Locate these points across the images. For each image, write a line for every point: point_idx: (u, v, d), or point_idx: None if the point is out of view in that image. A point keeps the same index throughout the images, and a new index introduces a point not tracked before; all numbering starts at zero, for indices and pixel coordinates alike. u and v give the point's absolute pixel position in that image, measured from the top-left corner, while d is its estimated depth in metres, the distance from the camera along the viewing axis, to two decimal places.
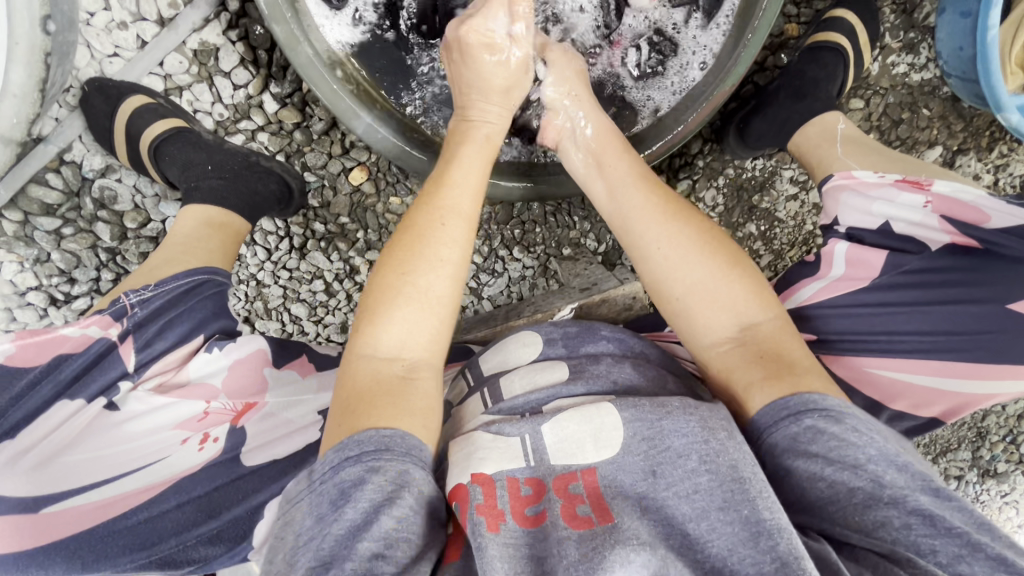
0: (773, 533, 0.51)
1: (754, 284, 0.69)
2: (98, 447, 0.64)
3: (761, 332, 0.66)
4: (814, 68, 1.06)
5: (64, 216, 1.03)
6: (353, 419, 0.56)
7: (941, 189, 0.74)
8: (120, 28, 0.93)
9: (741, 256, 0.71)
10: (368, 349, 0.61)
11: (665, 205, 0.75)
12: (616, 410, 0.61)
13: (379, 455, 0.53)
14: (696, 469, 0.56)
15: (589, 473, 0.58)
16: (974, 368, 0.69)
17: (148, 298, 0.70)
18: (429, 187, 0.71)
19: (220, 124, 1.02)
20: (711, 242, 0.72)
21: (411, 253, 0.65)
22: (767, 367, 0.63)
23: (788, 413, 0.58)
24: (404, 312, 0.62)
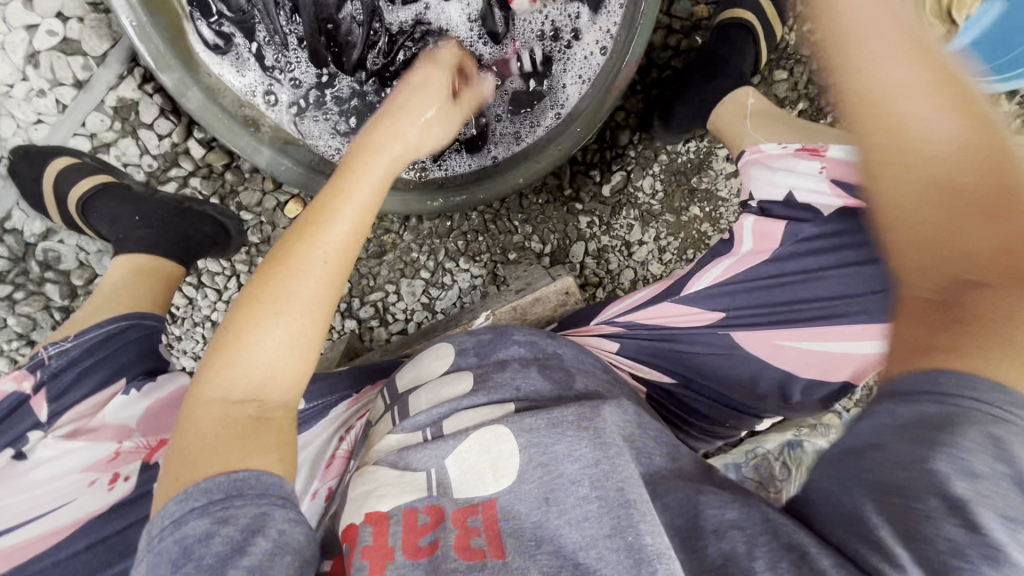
0: (654, 560, 0.47)
1: (940, 189, 0.48)
2: (2, 497, 0.64)
3: (999, 293, 0.45)
4: (724, 47, 1.06)
5: (14, 282, 1.07)
6: (198, 470, 0.48)
7: (838, 153, 0.71)
8: (39, 96, 0.97)
9: (1006, 162, 0.48)
10: (224, 387, 0.52)
11: (940, 84, 0.49)
12: (514, 435, 0.57)
13: (260, 495, 0.47)
14: (587, 496, 0.52)
15: (488, 505, 0.54)
16: (885, 329, 0.68)
17: (66, 349, 0.72)
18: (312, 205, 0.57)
19: (151, 175, 1.05)
20: (970, 137, 0.48)
21: (251, 323, 0.52)
22: (954, 332, 0.44)
23: (934, 390, 0.42)
24: (268, 340, 0.53)
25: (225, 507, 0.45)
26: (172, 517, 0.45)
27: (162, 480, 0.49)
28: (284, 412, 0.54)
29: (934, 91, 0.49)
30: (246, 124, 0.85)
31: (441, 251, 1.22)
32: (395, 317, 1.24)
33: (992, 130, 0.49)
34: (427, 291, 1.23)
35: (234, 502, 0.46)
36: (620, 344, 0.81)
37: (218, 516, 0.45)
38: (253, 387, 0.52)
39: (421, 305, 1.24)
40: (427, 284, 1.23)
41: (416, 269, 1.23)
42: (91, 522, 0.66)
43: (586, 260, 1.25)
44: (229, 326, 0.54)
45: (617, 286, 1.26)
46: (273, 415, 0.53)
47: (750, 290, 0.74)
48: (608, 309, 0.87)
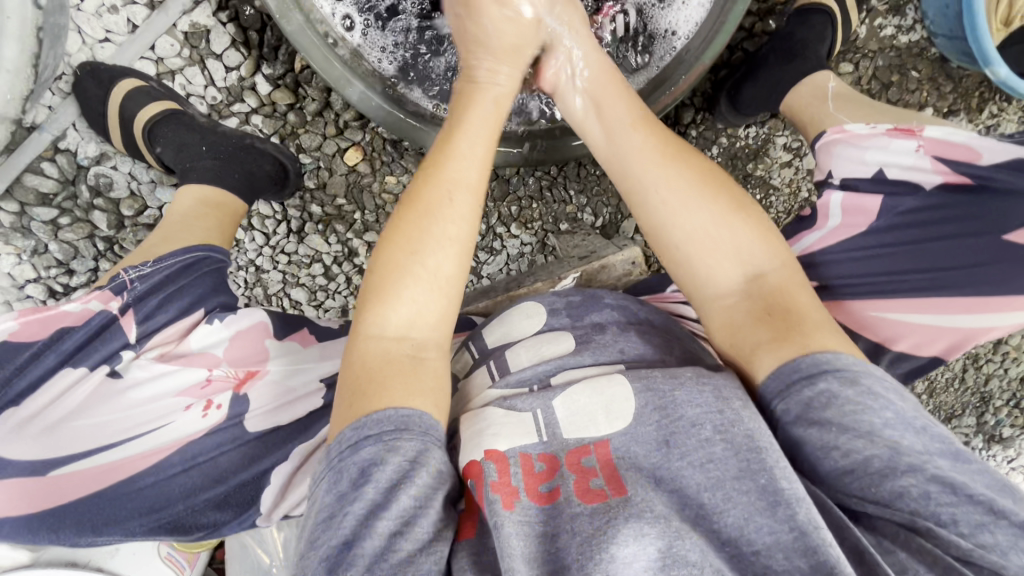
0: (791, 503, 0.50)
1: (693, 244, 0.66)
2: (101, 414, 0.63)
3: (779, 296, 0.63)
4: (803, 30, 1.07)
5: (61, 206, 1.03)
6: (370, 400, 0.55)
7: (933, 134, 0.73)
8: (110, 12, 0.94)
9: (755, 211, 0.68)
10: (376, 329, 0.59)
11: (655, 145, 0.71)
12: (628, 381, 0.59)
13: (423, 432, 0.54)
14: (711, 438, 0.54)
15: (601, 445, 0.56)
16: (983, 302, 0.69)
17: (146, 273, 0.70)
18: (432, 157, 0.66)
19: (213, 107, 1.02)
20: (725, 191, 0.67)
21: (379, 299, 0.60)
22: (776, 329, 0.61)
23: (801, 375, 0.56)
24: (413, 289, 0.60)
25: (394, 439, 0.53)
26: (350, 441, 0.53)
27: (335, 411, 0.57)
28: (434, 348, 0.60)
29: (671, 158, 0.69)
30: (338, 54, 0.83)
31: (494, 215, 1.21)
32: None
33: (737, 191, 0.69)
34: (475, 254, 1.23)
35: (401, 436, 0.53)
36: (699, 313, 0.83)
37: (385, 446, 0.52)
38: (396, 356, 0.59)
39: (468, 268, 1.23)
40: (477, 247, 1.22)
41: None
42: (188, 446, 0.65)
43: (636, 237, 1.25)
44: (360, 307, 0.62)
45: None
46: (423, 353, 0.60)
47: (847, 260, 0.73)
48: None
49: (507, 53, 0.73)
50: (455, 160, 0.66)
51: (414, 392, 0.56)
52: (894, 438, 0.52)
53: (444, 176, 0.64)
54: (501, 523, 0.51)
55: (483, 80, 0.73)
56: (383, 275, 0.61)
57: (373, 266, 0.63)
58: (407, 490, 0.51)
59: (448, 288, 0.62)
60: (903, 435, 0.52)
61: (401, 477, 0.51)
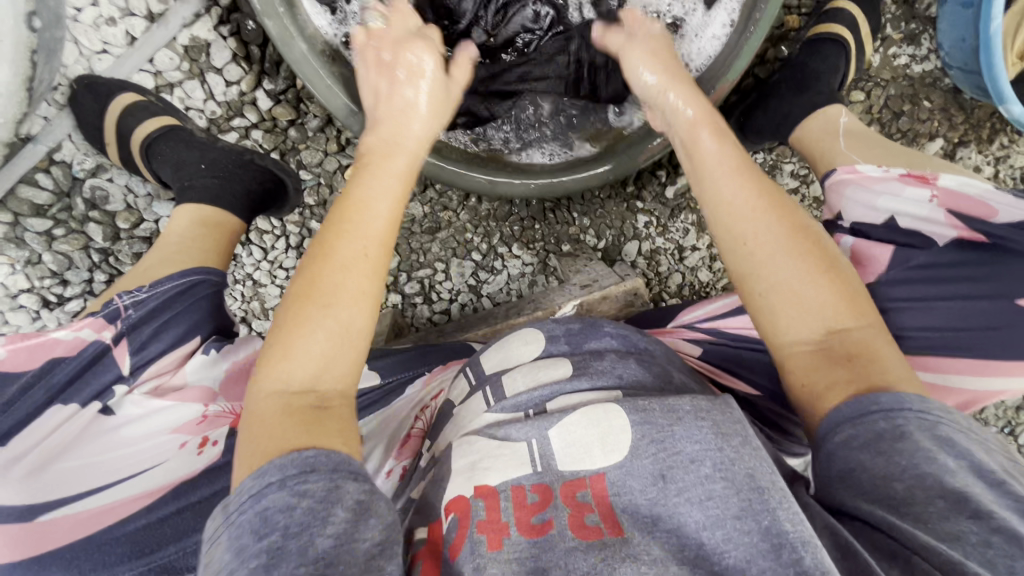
0: (797, 546, 0.46)
1: (778, 288, 0.60)
2: (91, 454, 0.62)
3: (862, 359, 0.56)
4: (815, 60, 1.05)
5: (55, 217, 1.01)
6: (282, 448, 0.51)
7: (947, 183, 0.73)
8: (109, 24, 0.92)
9: (829, 251, 0.62)
10: (280, 384, 0.56)
11: (753, 185, 0.64)
12: (624, 412, 0.56)
13: (333, 470, 0.50)
14: (711, 476, 0.51)
15: (597, 479, 0.54)
16: (992, 365, 0.69)
17: (141, 300, 0.68)
18: (339, 208, 0.63)
19: (212, 121, 1.00)
20: (812, 242, 0.61)
21: (275, 354, 0.57)
22: (856, 373, 0.55)
23: (879, 409, 0.51)
24: (310, 342, 0.57)
25: (301, 481, 0.49)
26: (278, 476, 0.49)
27: (240, 459, 0.53)
28: (340, 396, 0.57)
29: (766, 203, 0.63)
30: (341, 82, 0.80)
31: (496, 235, 1.20)
32: (440, 296, 1.21)
33: (823, 243, 0.62)
34: (475, 273, 1.21)
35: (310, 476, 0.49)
36: (702, 350, 0.81)
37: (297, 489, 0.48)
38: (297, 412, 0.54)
39: (468, 287, 1.21)
40: (477, 267, 1.21)
41: (468, 250, 1.20)
42: (182, 486, 0.64)
43: (638, 260, 1.24)
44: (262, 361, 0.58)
45: (664, 290, 1.26)
46: (331, 403, 0.56)
47: None
48: (684, 315, 0.90)
49: (428, 108, 0.73)
50: (361, 210, 0.63)
51: (322, 437, 0.53)
52: (961, 478, 0.47)
53: (353, 230, 0.61)
54: (483, 565, 0.50)
55: (398, 138, 0.71)
56: (288, 328, 0.58)
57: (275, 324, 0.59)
58: (324, 526, 0.47)
59: (357, 333, 0.59)
60: (974, 483, 0.47)
61: (318, 512, 0.47)
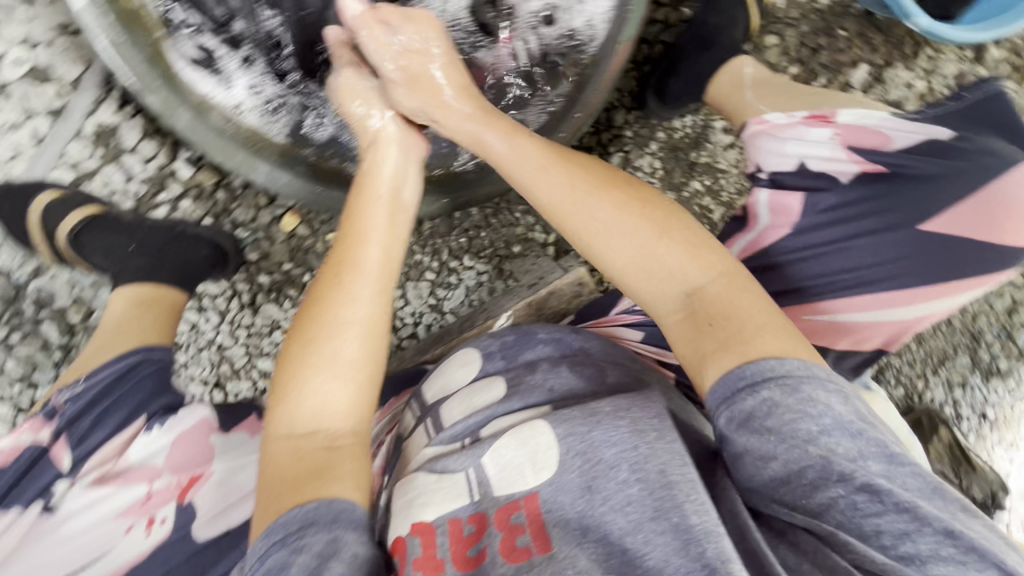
0: (701, 539, 0.48)
1: (581, 234, 0.67)
2: (40, 552, 0.64)
3: (705, 290, 0.61)
4: (714, 16, 1.04)
5: (7, 324, 1.02)
6: (299, 492, 0.56)
7: (845, 119, 0.73)
8: (13, 129, 0.93)
9: (668, 213, 0.66)
10: (303, 397, 0.61)
11: (578, 177, 0.68)
12: (550, 427, 0.56)
13: (332, 522, 0.53)
14: (627, 479, 0.52)
15: (531, 499, 0.54)
16: (909, 293, 0.68)
17: (79, 393, 0.70)
18: (345, 229, 0.71)
19: (139, 201, 1.00)
20: (650, 213, 0.65)
21: (301, 360, 0.62)
22: (719, 338, 0.58)
23: (745, 383, 0.54)
24: (337, 345, 0.62)
25: (301, 536, 0.52)
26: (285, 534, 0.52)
27: (259, 502, 0.57)
28: (349, 435, 0.61)
29: (601, 188, 0.67)
30: (239, 138, 0.82)
31: (445, 250, 1.20)
32: (403, 322, 1.21)
33: (668, 209, 0.66)
34: (433, 292, 1.21)
35: (307, 532, 0.52)
36: (643, 333, 0.81)
37: (293, 547, 0.51)
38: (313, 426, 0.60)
39: (429, 306, 1.21)
40: (434, 285, 1.20)
41: (421, 271, 1.20)
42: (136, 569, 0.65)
43: None
44: (281, 367, 0.64)
45: None
46: (339, 441, 0.60)
47: (768, 270, 0.73)
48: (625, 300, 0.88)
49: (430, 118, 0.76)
50: (359, 245, 0.69)
51: (355, 479, 0.58)
52: (830, 444, 0.51)
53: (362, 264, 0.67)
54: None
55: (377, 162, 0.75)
56: (314, 334, 0.63)
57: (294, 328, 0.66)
58: None
59: (376, 334, 0.65)
60: (838, 441, 0.51)
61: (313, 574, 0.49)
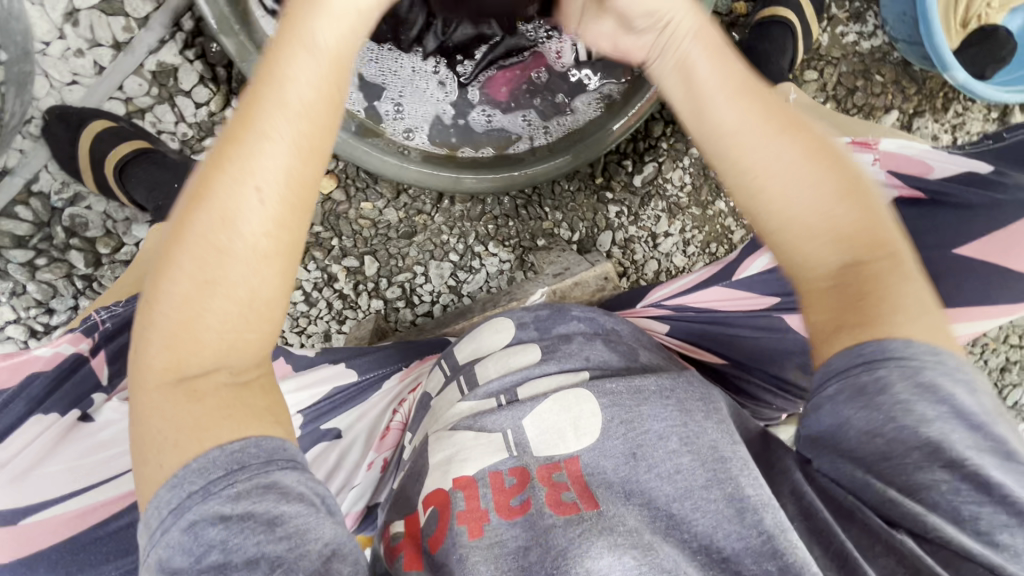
0: (757, 509, 0.52)
1: (843, 144, 0.55)
2: (74, 457, 0.63)
3: (870, 267, 0.51)
4: (764, 44, 1.09)
5: (36, 247, 1.03)
6: (197, 434, 0.43)
7: (889, 147, 0.80)
8: (77, 56, 0.95)
9: (847, 170, 0.53)
10: (188, 342, 0.44)
11: (778, 119, 0.53)
12: (594, 397, 0.61)
13: (266, 462, 0.43)
14: (677, 449, 0.56)
15: (572, 461, 0.58)
16: (947, 313, 0.69)
17: (117, 313, 0.69)
18: (241, 113, 0.44)
19: (185, 142, 1.02)
20: (836, 168, 0.52)
21: (185, 295, 0.43)
22: (860, 315, 0.50)
23: (863, 360, 0.48)
24: (226, 287, 0.43)
25: (227, 486, 0.41)
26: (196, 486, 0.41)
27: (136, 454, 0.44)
28: (259, 367, 0.46)
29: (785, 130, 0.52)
30: None
31: (471, 235, 1.22)
32: (421, 299, 1.23)
33: (847, 176, 0.53)
34: (455, 273, 1.23)
35: (237, 478, 0.42)
36: (669, 326, 0.85)
37: (222, 498, 0.41)
38: (214, 358, 0.44)
39: (448, 287, 1.23)
40: (456, 267, 1.23)
41: (446, 251, 1.22)
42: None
43: (613, 249, 1.26)
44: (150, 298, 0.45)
45: (641, 277, 1.27)
46: (249, 376, 0.46)
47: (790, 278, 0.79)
48: (651, 295, 0.93)
49: None
50: (257, 139, 0.43)
51: (249, 420, 0.44)
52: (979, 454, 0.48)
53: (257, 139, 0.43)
54: (466, 555, 0.53)
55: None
56: (196, 261, 0.43)
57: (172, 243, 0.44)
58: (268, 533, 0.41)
59: (279, 263, 0.45)
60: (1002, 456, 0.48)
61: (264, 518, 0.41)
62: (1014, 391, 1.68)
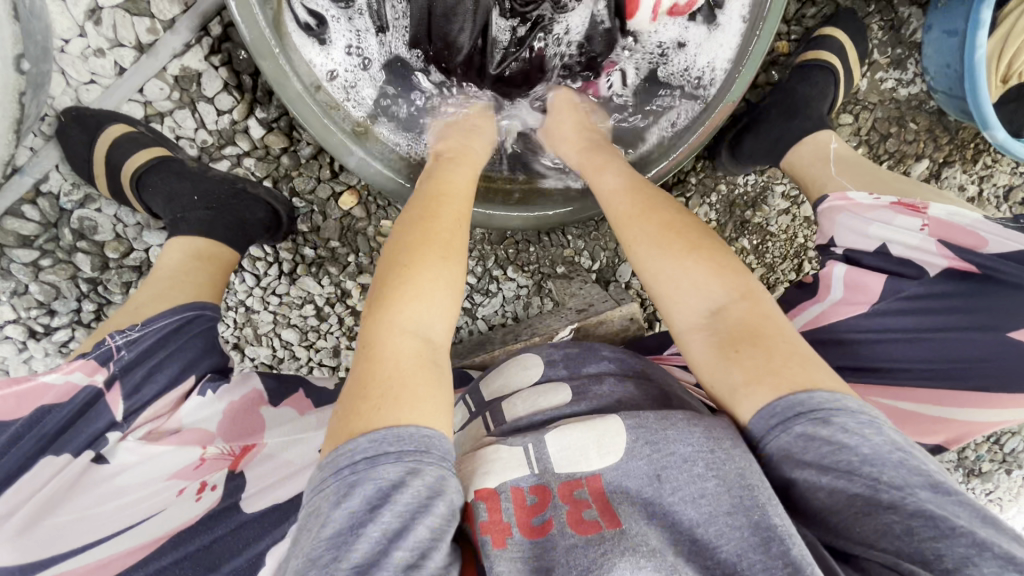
0: (783, 538, 0.48)
1: (675, 219, 0.72)
2: (88, 505, 0.65)
3: (735, 314, 0.64)
4: (804, 86, 1.07)
5: (42, 248, 0.99)
6: (364, 407, 0.54)
7: (937, 213, 0.75)
8: (97, 55, 0.90)
9: (709, 239, 0.70)
10: (408, 323, 0.60)
11: (633, 204, 0.75)
12: (619, 419, 0.58)
13: (443, 458, 0.52)
14: (703, 474, 0.53)
15: (594, 479, 0.56)
16: (968, 396, 0.73)
17: (134, 339, 0.71)
18: (431, 189, 0.74)
19: (203, 150, 0.99)
20: (686, 237, 0.70)
21: (400, 293, 0.61)
22: (747, 366, 0.59)
23: (795, 412, 0.54)
24: (438, 288, 0.63)
25: (413, 459, 0.51)
26: (367, 454, 0.50)
27: (340, 414, 0.55)
28: (446, 353, 0.62)
29: (646, 211, 0.74)
30: (332, 117, 0.84)
31: (491, 258, 1.19)
32: None
33: (701, 236, 0.70)
34: (471, 296, 1.20)
35: (401, 463, 0.51)
36: (697, 375, 0.83)
37: (393, 463, 0.50)
38: (416, 338, 0.60)
39: (462, 309, 1.21)
40: (473, 289, 1.20)
41: (463, 273, 1.19)
42: (180, 535, 0.66)
43: (632, 281, 1.25)
44: (375, 296, 0.63)
45: (658, 311, 1.27)
46: (442, 357, 0.61)
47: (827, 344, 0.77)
48: (680, 343, 0.93)
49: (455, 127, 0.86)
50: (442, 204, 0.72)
51: (433, 398, 0.56)
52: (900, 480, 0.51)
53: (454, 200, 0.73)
54: (494, 565, 0.50)
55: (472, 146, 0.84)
56: (416, 268, 0.63)
57: (394, 257, 0.65)
58: (424, 519, 0.49)
59: (458, 275, 0.66)
60: (904, 478, 0.51)
61: (419, 504, 0.49)
62: (1011, 438, 1.69)
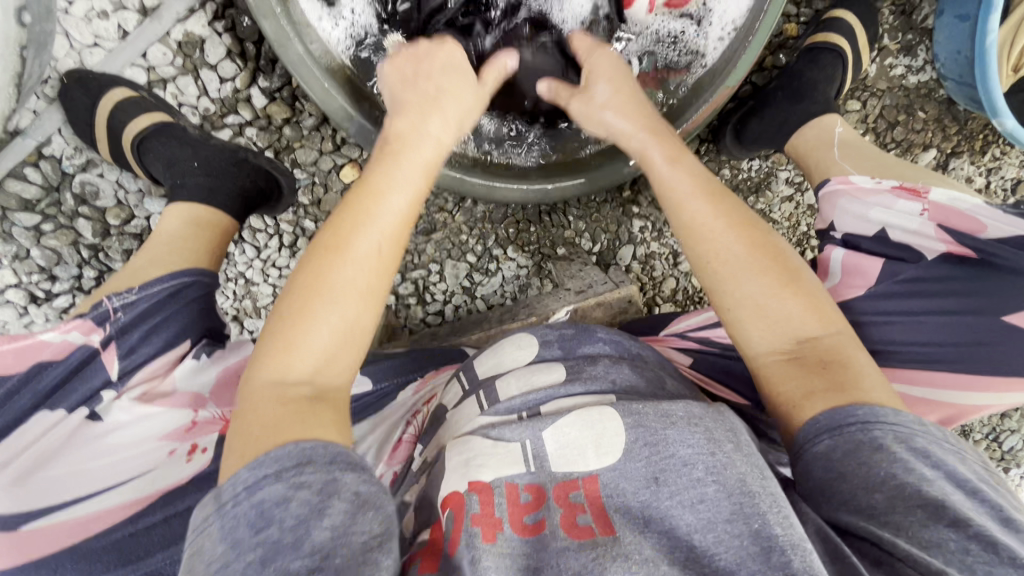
0: (786, 550, 0.47)
1: (769, 236, 0.67)
2: (81, 460, 0.65)
3: (818, 342, 0.63)
4: (812, 70, 1.05)
5: (43, 212, 0.99)
6: (265, 444, 0.51)
7: (939, 198, 0.75)
8: (101, 18, 0.91)
9: (793, 263, 0.66)
10: (279, 373, 0.56)
11: (721, 211, 0.68)
12: (619, 415, 0.57)
13: (330, 463, 0.50)
14: (703, 479, 0.52)
15: (590, 480, 0.55)
16: (975, 380, 0.70)
17: (131, 302, 0.71)
18: (351, 198, 0.63)
19: (206, 118, 0.98)
20: (781, 262, 0.66)
21: (283, 338, 0.57)
22: (830, 380, 0.59)
23: (858, 420, 0.55)
24: (320, 328, 0.57)
25: (297, 473, 0.49)
26: (245, 484, 0.48)
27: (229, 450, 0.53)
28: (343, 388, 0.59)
29: (737, 226, 0.67)
30: (338, 84, 0.84)
31: (491, 237, 1.19)
32: (434, 297, 1.20)
33: (793, 263, 0.67)
34: (470, 275, 1.20)
35: (300, 470, 0.49)
36: (693, 360, 0.83)
37: (291, 483, 0.48)
38: (305, 380, 0.56)
39: (461, 288, 1.20)
40: (472, 268, 1.19)
41: (463, 251, 1.18)
42: (171, 492, 0.67)
43: (633, 264, 1.25)
44: (263, 341, 0.58)
45: (658, 295, 1.27)
46: (332, 394, 0.58)
47: None
48: (674, 325, 0.93)
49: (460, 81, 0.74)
50: (360, 215, 0.61)
51: (318, 435, 0.53)
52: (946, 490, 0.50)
53: (363, 218, 0.61)
54: (479, 558, 0.49)
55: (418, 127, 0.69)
56: (298, 310, 0.57)
57: (286, 292, 0.59)
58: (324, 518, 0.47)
59: (363, 314, 0.59)
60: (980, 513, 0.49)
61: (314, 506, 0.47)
62: (1010, 436, 1.67)
